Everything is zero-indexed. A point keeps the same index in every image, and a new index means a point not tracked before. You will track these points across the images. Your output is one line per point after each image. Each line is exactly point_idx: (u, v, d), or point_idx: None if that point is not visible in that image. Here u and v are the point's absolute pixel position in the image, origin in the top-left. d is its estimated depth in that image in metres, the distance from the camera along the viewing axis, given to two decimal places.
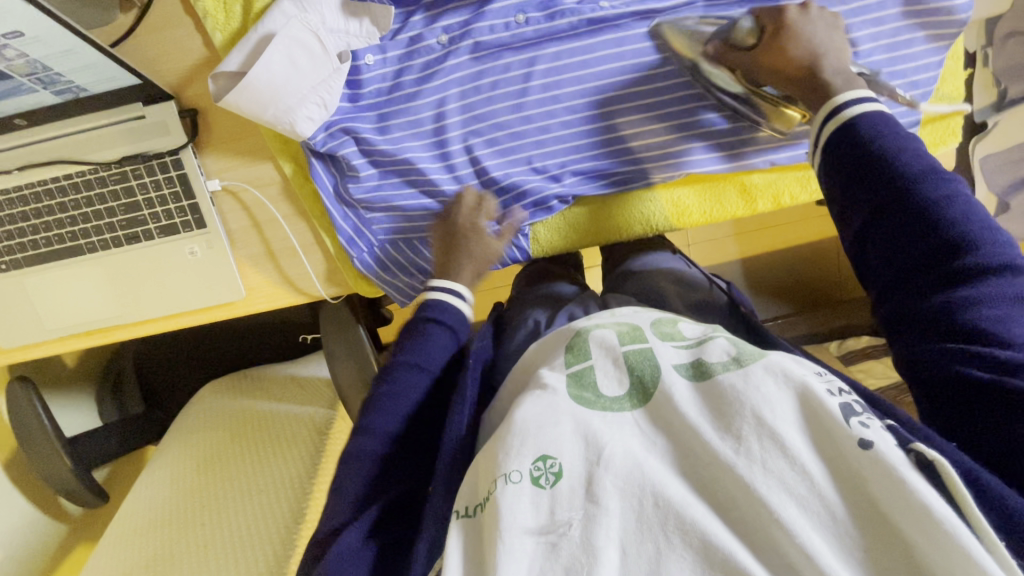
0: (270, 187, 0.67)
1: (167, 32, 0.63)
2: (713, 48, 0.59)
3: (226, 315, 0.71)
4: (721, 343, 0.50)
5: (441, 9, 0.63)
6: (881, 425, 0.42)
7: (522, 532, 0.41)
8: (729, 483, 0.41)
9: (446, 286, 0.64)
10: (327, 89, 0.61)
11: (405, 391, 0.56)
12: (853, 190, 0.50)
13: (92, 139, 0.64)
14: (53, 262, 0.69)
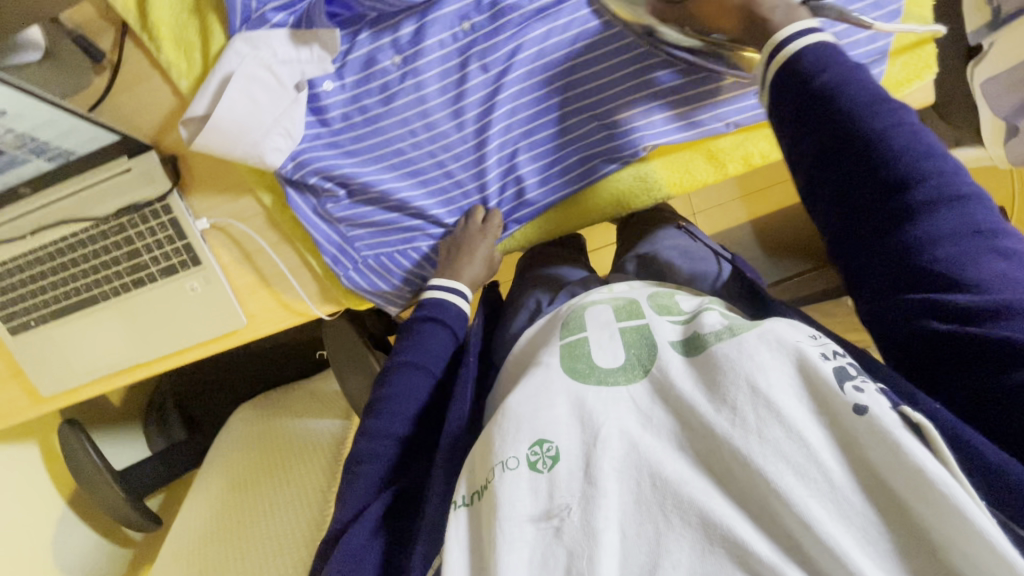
0: (254, 218, 0.71)
1: (140, 87, 0.67)
2: (652, 9, 0.58)
3: (232, 343, 0.76)
4: (715, 313, 0.50)
5: (385, 24, 0.63)
6: (876, 387, 0.40)
7: (519, 521, 0.42)
8: (728, 459, 0.41)
9: (446, 285, 0.68)
10: (289, 119, 0.64)
11: (412, 390, 0.61)
12: (801, 131, 0.48)
13: (89, 196, 0.69)
14: (76, 312, 0.75)
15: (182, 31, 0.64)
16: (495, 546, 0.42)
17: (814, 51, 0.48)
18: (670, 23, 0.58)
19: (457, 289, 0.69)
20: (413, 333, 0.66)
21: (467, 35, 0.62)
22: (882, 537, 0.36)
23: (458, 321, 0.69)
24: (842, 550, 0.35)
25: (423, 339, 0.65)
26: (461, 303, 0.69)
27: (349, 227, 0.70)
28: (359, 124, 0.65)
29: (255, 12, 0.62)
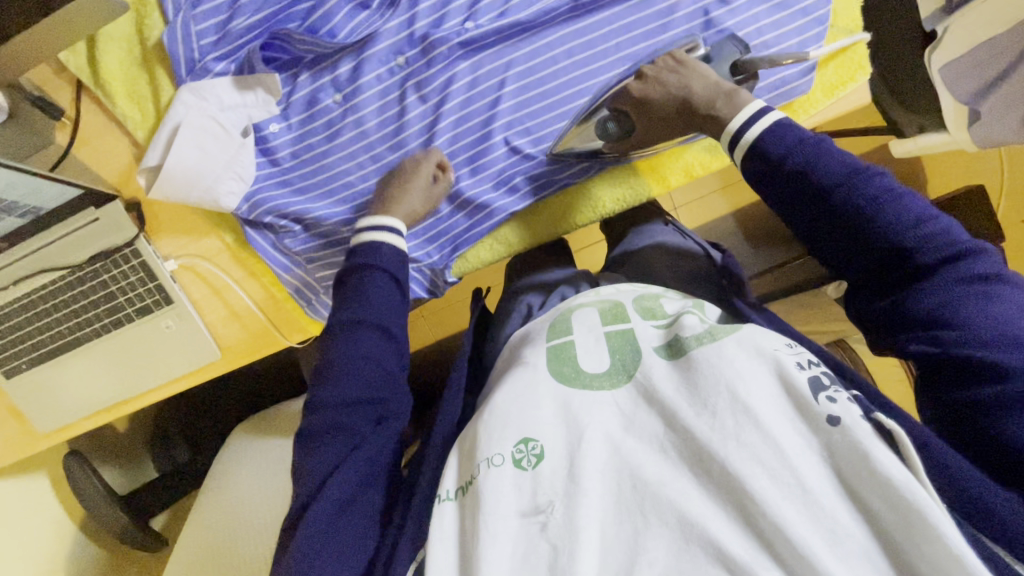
0: (219, 255, 0.75)
1: (102, 140, 0.70)
2: (610, 147, 0.65)
3: (212, 373, 0.80)
4: (693, 319, 0.54)
5: (323, 65, 0.65)
6: (846, 397, 0.46)
7: (505, 513, 0.47)
8: (709, 462, 0.46)
9: (377, 224, 0.62)
10: (240, 163, 0.66)
11: (350, 351, 0.56)
12: (789, 206, 0.55)
13: (61, 247, 0.72)
14: (63, 351, 0.79)
15: (135, 84, 0.67)
16: (479, 530, 0.47)
17: (773, 136, 0.55)
18: (638, 147, 0.65)
19: (389, 225, 0.62)
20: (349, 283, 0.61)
21: (403, 70, 0.64)
22: (848, 534, 0.42)
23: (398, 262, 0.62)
24: (808, 548, 0.41)
25: (361, 291, 0.59)
26: (397, 239, 0.62)
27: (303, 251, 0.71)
28: (308, 161, 0.67)
29: (197, 61, 0.63)
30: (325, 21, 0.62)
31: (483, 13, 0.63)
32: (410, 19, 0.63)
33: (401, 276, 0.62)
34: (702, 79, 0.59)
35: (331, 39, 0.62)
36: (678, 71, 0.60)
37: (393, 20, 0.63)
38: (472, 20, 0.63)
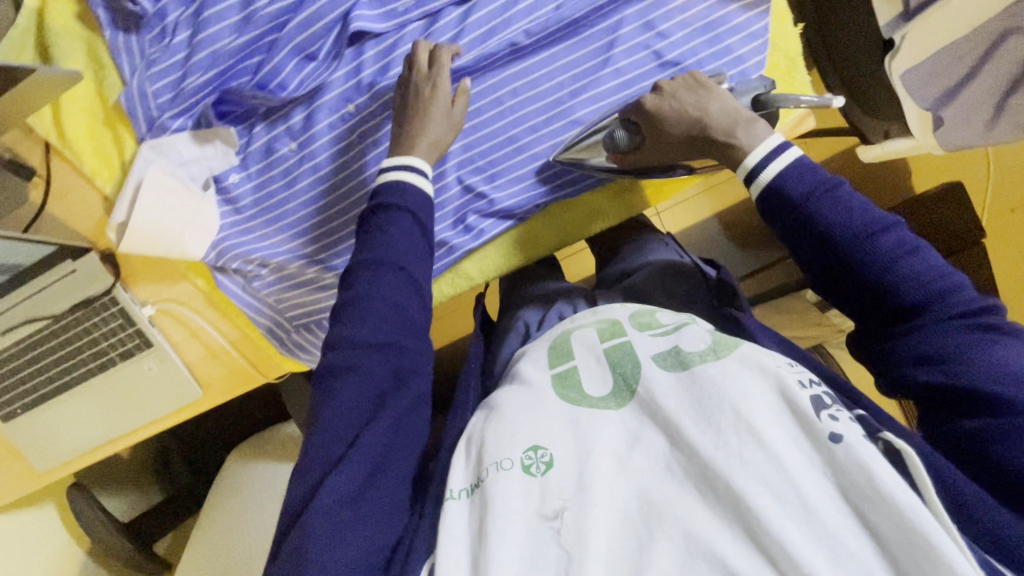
0: (194, 300, 0.78)
1: (75, 195, 0.72)
2: (612, 158, 0.64)
3: (198, 408, 0.84)
4: (698, 331, 0.51)
5: (277, 116, 0.67)
6: (849, 416, 0.43)
7: (513, 517, 0.45)
8: (713, 481, 0.43)
9: (401, 163, 0.56)
10: (202, 215, 0.69)
11: (376, 289, 0.50)
12: (801, 250, 0.51)
13: (38, 300, 0.74)
14: (54, 395, 0.82)
15: (100, 142, 0.69)
16: (486, 534, 0.44)
17: (794, 175, 0.51)
18: (641, 162, 0.64)
19: (417, 166, 0.56)
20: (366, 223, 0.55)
21: (353, 117, 0.65)
22: (857, 560, 0.39)
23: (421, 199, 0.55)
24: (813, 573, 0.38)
25: (382, 232, 0.53)
26: (423, 181, 0.57)
27: (270, 291, 0.74)
28: (269, 208, 0.70)
29: (156, 119, 0.65)
30: (272, 75, 0.63)
31: None
32: (357, 67, 0.63)
33: (425, 218, 0.56)
34: (723, 106, 0.57)
35: (279, 94, 0.63)
36: (699, 94, 0.59)
37: (340, 70, 0.63)
38: None
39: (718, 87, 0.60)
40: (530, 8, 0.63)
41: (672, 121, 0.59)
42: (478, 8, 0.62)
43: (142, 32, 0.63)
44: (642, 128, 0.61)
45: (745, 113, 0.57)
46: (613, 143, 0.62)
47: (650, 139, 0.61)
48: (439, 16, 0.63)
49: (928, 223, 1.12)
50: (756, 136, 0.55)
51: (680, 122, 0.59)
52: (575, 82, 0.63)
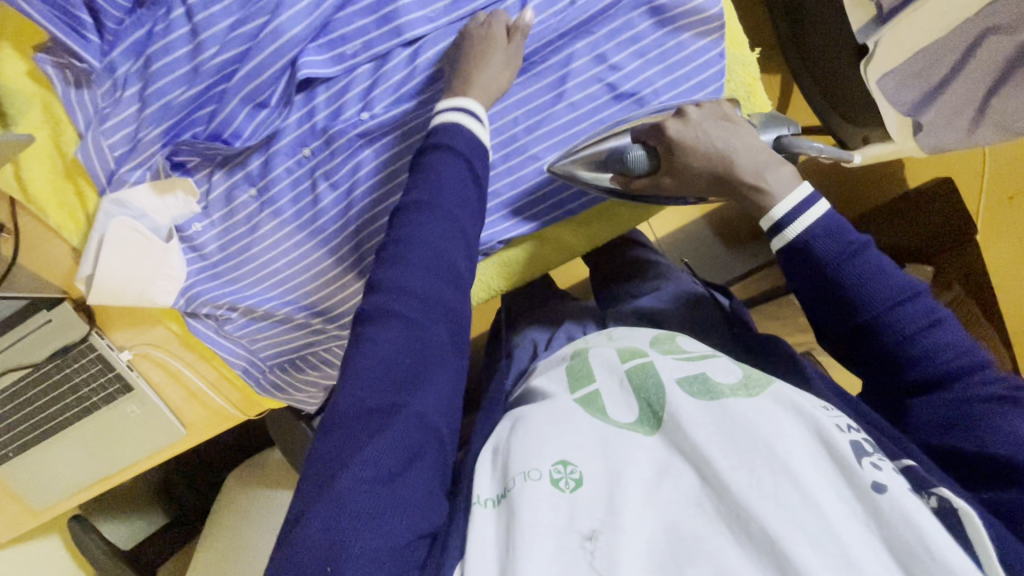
0: (170, 343, 0.78)
1: (45, 246, 0.72)
2: (615, 179, 0.62)
3: (184, 444, 0.86)
4: (723, 364, 0.55)
5: (233, 164, 0.66)
6: (892, 467, 0.45)
7: (542, 531, 0.46)
8: (747, 522, 0.44)
9: (458, 105, 0.57)
10: (167, 265, 0.69)
11: (431, 235, 0.51)
12: (823, 307, 0.53)
13: (14, 352, 0.73)
14: (37, 442, 0.82)
15: (64, 194, 0.69)
16: (517, 543, 0.45)
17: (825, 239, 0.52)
18: (644, 190, 0.62)
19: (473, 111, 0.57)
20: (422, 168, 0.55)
21: (310, 161, 0.65)
22: None
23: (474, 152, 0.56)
24: None
25: (435, 173, 0.54)
26: (477, 129, 0.57)
27: (242, 331, 0.74)
28: (231, 252, 0.70)
29: (114, 172, 0.65)
30: (225, 125, 0.62)
31: (380, 98, 0.62)
32: (309, 111, 0.63)
33: (476, 167, 0.57)
34: (747, 145, 0.57)
35: (233, 143, 0.63)
36: (725, 128, 0.58)
37: (292, 116, 0.63)
38: (367, 109, 0.62)
39: (744, 127, 0.59)
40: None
41: (694, 153, 0.57)
42: (427, 46, 0.61)
43: (93, 88, 0.62)
44: (658, 148, 0.59)
45: (768, 155, 0.56)
46: (626, 162, 0.60)
47: (664, 161, 0.59)
48: (388, 56, 0.62)
49: (912, 220, 1.11)
50: (781, 180, 0.55)
51: (700, 153, 0.57)
52: (544, 122, 0.65)
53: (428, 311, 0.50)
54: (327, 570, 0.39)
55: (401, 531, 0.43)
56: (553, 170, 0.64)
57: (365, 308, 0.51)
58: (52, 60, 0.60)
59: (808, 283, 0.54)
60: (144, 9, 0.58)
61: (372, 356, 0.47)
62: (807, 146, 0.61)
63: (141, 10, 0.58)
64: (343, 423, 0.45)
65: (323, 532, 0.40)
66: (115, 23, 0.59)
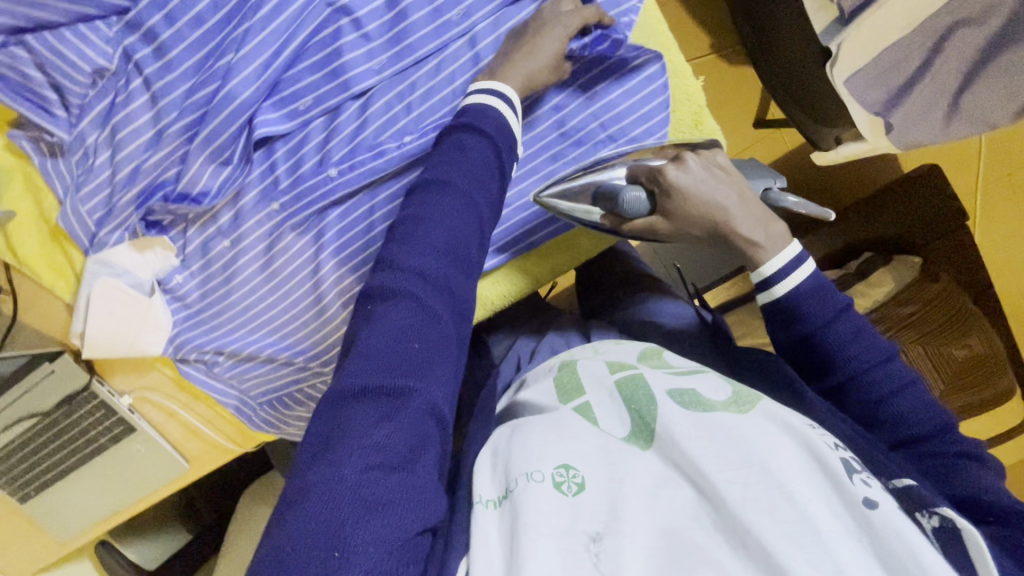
0: (164, 386, 0.83)
1: (40, 303, 0.75)
2: (608, 220, 0.65)
3: (190, 476, 0.92)
4: (713, 382, 0.58)
5: (206, 222, 0.69)
6: (879, 484, 0.48)
7: (543, 532, 0.45)
8: (744, 536, 0.45)
9: (496, 88, 0.60)
10: (154, 319, 0.73)
11: (445, 211, 0.51)
12: (813, 357, 0.60)
13: (20, 404, 0.75)
14: (48, 485, 0.84)
15: (53, 255, 0.72)
16: (519, 543, 0.44)
17: (818, 302, 0.58)
18: (636, 229, 0.64)
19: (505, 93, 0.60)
20: (448, 144, 0.56)
21: (280, 214, 0.67)
22: None
23: (499, 131, 0.58)
24: None
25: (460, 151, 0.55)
26: (505, 112, 0.59)
27: (232, 373, 0.77)
28: (213, 288, 0.73)
29: (95, 235, 0.68)
30: (192, 184, 0.65)
31: (336, 149, 0.65)
32: (271, 165, 0.66)
33: (499, 145, 0.57)
34: (741, 199, 0.61)
35: (202, 201, 0.65)
36: (721, 179, 0.61)
37: (254, 171, 0.66)
38: (332, 164, 0.65)
39: (736, 178, 0.63)
40: (425, 91, 0.65)
41: (695, 203, 0.59)
42: (376, 97, 0.65)
43: (67, 156, 0.65)
44: (656, 189, 0.62)
45: (760, 212, 0.61)
46: (624, 203, 0.61)
47: (660, 201, 0.61)
48: (340, 108, 0.65)
49: (904, 209, 1.09)
50: (771, 236, 0.60)
51: (700, 204, 0.60)
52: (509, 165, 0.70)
53: (439, 292, 0.48)
54: (333, 555, 0.35)
55: (409, 522, 0.39)
56: (541, 199, 0.66)
57: (369, 287, 0.48)
58: (27, 135, 0.63)
59: (796, 333, 0.60)
60: (104, 80, 0.60)
61: (379, 334, 0.45)
62: (786, 203, 0.68)
63: (100, 81, 0.61)
64: (345, 403, 0.42)
65: (321, 523, 0.36)
66: (77, 97, 0.61)
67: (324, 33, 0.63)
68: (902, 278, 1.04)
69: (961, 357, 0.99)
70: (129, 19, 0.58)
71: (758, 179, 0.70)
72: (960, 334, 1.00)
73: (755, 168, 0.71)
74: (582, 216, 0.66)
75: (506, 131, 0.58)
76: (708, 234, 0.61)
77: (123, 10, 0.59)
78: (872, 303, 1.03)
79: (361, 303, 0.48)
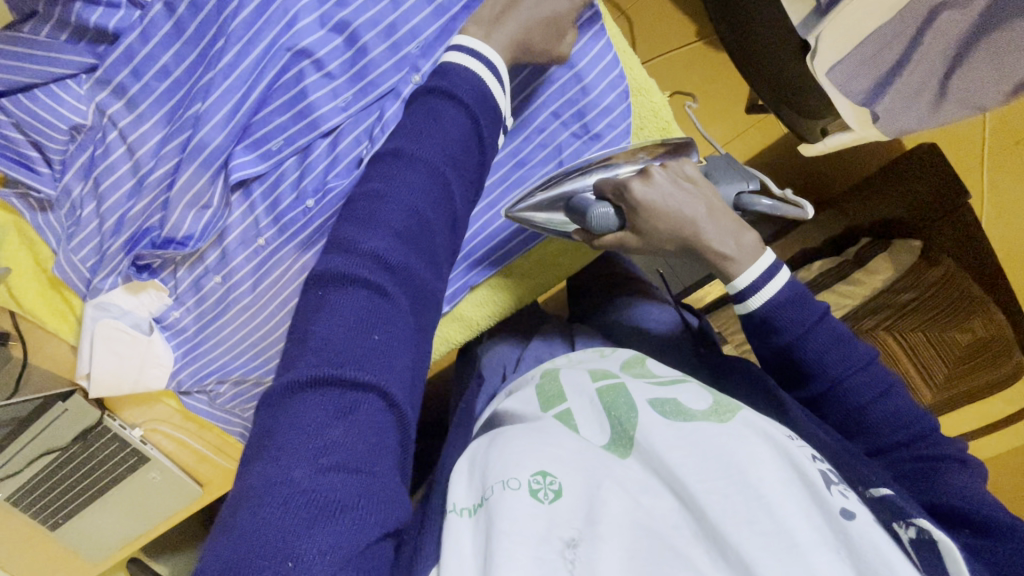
0: (173, 417, 0.86)
1: (48, 345, 0.77)
2: (580, 234, 0.65)
3: (208, 496, 0.95)
4: (694, 392, 0.55)
5: (194, 262, 0.70)
6: (856, 496, 0.45)
7: (521, 538, 0.43)
8: (723, 545, 0.42)
9: (486, 56, 0.60)
10: (155, 355, 0.75)
11: (409, 182, 0.50)
12: (792, 367, 0.60)
13: (35, 446, 0.76)
14: (74, 514, 0.86)
15: (54, 302, 0.76)
16: (492, 551, 0.42)
17: (794, 315, 0.59)
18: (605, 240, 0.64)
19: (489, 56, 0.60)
20: (424, 110, 0.55)
21: (266, 249, 0.68)
22: None
23: (478, 99, 0.58)
24: None
25: (436, 115, 0.55)
26: (488, 75, 0.59)
27: (234, 404, 0.81)
28: (208, 320, 0.74)
29: (91, 281, 0.70)
30: (176, 229, 0.66)
31: (311, 185, 0.66)
32: (249, 207, 0.67)
33: (477, 113, 0.57)
34: (711, 211, 0.60)
35: (187, 244, 0.67)
36: (689, 191, 0.61)
37: (234, 214, 0.67)
38: (310, 198, 0.66)
39: (703, 184, 0.63)
40: (384, 122, 0.65)
41: (664, 217, 0.59)
42: (344, 135, 0.66)
43: (56, 210, 0.67)
44: (620, 198, 0.61)
45: (732, 223, 0.61)
46: (591, 219, 0.61)
47: (627, 208, 0.61)
48: (310, 147, 0.67)
49: (901, 190, 1.06)
50: (744, 247, 0.60)
51: (667, 215, 0.59)
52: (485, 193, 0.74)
53: (397, 280, 0.47)
54: (285, 565, 0.33)
55: (371, 526, 0.38)
56: (512, 215, 0.68)
57: (320, 270, 0.46)
58: (15, 192, 0.65)
59: (774, 346, 0.60)
60: (82, 135, 0.62)
61: (333, 324, 0.43)
62: (759, 205, 0.68)
63: (78, 136, 0.62)
64: (296, 394, 0.40)
65: (276, 526, 0.34)
66: (58, 153, 0.63)
67: (288, 75, 0.63)
68: (902, 265, 1.03)
69: (964, 342, 0.98)
70: (97, 76, 0.60)
71: (729, 183, 0.69)
72: (962, 319, 0.98)
73: (726, 168, 0.71)
74: (557, 229, 0.69)
75: (485, 99, 0.58)
76: (677, 245, 0.61)
77: (92, 67, 0.61)
78: (868, 291, 1.04)
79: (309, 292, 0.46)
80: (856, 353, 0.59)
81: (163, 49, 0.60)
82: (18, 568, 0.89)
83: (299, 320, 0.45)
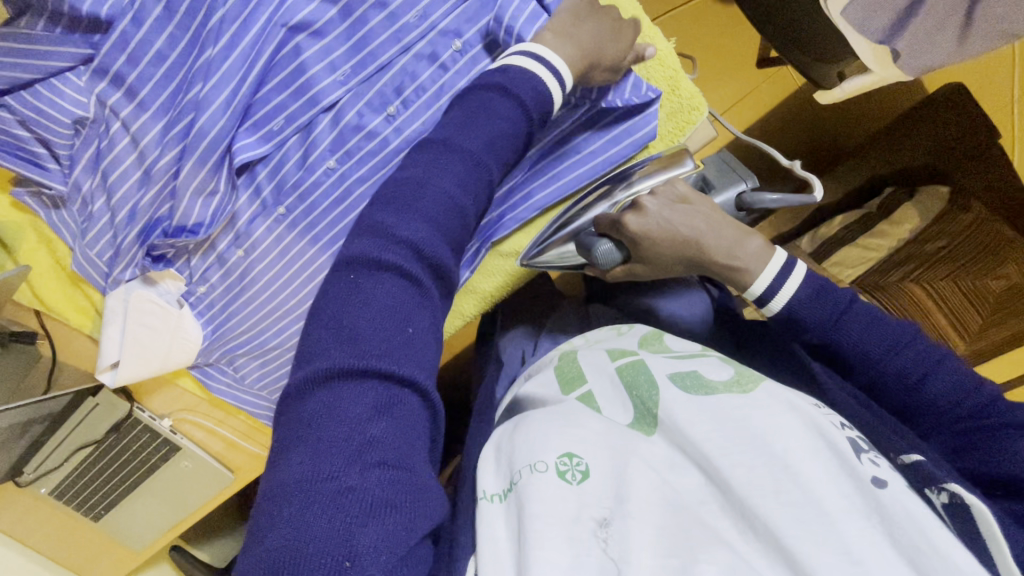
0: (200, 405, 0.87)
1: (76, 341, 0.79)
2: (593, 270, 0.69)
3: (238, 485, 0.94)
4: (715, 364, 0.53)
5: (207, 247, 0.70)
6: (889, 463, 0.43)
7: (551, 521, 0.42)
8: (752, 519, 0.41)
9: (557, 74, 0.59)
10: (185, 331, 0.72)
11: (457, 175, 0.50)
12: (826, 354, 0.59)
13: (73, 439, 0.78)
14: (114, 505, 0.89)
15: (76, 300, 0.77)
16: (524, 534, 0.42)
17: (814, 305, 0.57)
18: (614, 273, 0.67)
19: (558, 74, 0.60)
20: (477, 105, 0.55)
21: (279, 224, 0.68)
22: None
23: (535, 99, 0.57)
24: None
25: (491, 113, 0.55)
26: (554, 91, 0.59)
27: (262, 385, 0.78)
28: (219, 310, 0.74)
29: (109, 274, 0.69)
30: (186, 217, 0.66)
31: (318, 162, 0.66)
32: (255, 189, 0.68)
33: (531, 109, 0.57)
34: (709, 225, 0.62)
35: (198, 232, 0.67)
36: (684, 212, 0.62)
37: (242, 197, 0.68)
38: (322, 167, 0.67)
39: (699, 203, 0.64)
40: (402, 96, 0.66)
41: (665, 245, 0.62)
42: (346, 110, 0.66)
43: (67, 206, 0.67)
44: (626, 243, 0.64)
45: (734, 232, 0.62)
46: (596, 256, 0.65)
47: (633, 254, 0.64)
48: (313, 124, 0.66)
49: (923, 134, 1.03)
50: (752, 254, 0.61)
51: (666, 246, 0.62)
52: (511, 188, 0.74)
53: (430, 268, 0.47)
54: (345, 566, 0.33)
55: (416, 527, 0.37)
56: (527, 265, 0.72)
57: (350, 255, 0.46)
58: (28, 191, 0.67)
59: (795, 316, 0.58)
60: (86, 129, 0.63)
61: (365, 315, 0.42)
62: (763, 201, 0.69)
63: (82, 130, 0.63)
64: (312, 392, 0.40)
65: (320, 535, 0.33)
66: (65, 148, 0.64)
67: (285, 52, 0.63)
68: (928, 212, 1.01)
69: (997, 290, 0.93)
70: (95, 67, 0.60)
71: (729, 185, 0.71)
72: (988, 267, 0.94)
73: (724, 171, 0.72)
74: (569, 262, 0.71)
75: (541, 95, 0.58)
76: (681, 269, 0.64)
77: (89, 57, 0.61)
78: (894, 242, 1.02)
79: (340, 270, 0.46)
80: (889, 329, 0.56)
81: (156, 33, 0.60)
82: (70, 551, 0.92)
83: (330, 305, 0.44)
